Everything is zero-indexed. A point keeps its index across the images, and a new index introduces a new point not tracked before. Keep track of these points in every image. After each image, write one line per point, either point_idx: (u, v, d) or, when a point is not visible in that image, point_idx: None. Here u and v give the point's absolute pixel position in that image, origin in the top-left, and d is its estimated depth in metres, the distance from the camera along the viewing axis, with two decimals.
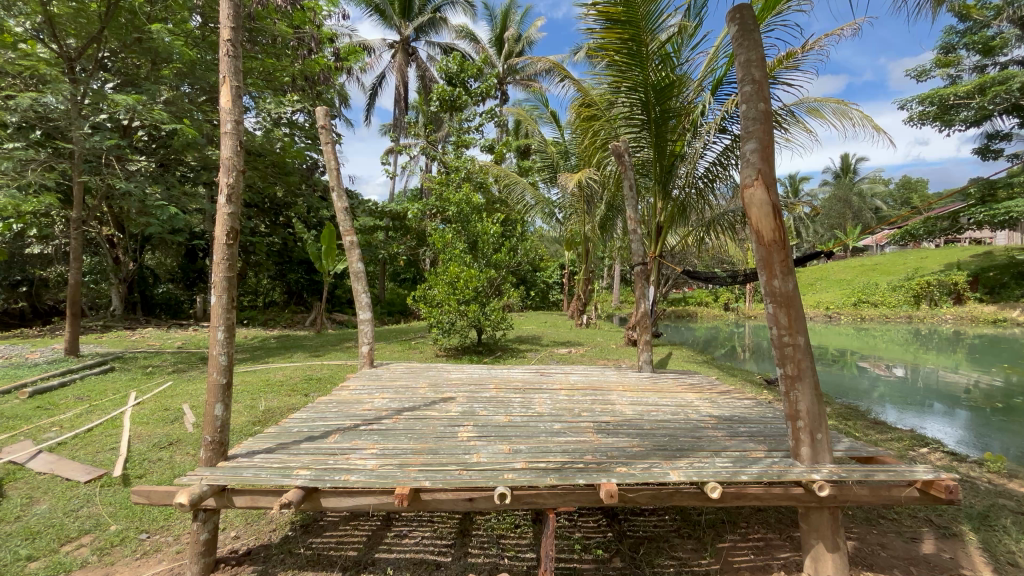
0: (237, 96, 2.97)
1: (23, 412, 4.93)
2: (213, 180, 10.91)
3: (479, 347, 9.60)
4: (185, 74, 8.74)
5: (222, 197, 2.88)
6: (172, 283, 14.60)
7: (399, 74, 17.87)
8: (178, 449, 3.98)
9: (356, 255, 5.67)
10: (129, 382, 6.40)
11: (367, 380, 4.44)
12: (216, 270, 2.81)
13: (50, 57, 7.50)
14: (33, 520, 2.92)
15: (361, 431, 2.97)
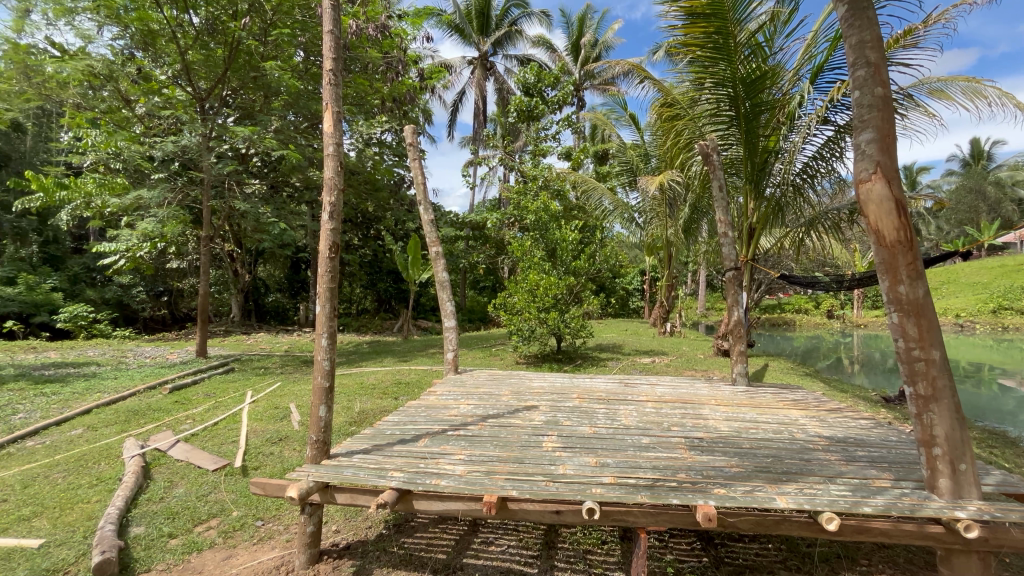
0: (337, 121, 3.22)
1: (165, 406, 5.71)
2: (314, 199, 11.97)
3: (559, 355, 9.55)
4: (291, 104, 9.71)
5: (325, 215, 3.13)
6: (281, 292, 16.20)
7: (478, 89, 18.48)
8: (287, 445, 4.37)
9: (441, 265, 5.89)
10: (247, 382, 7.17)
11: (452, 386, 4.57)
12: (320, 281, 3.05)
13: (186, 99, 8.72)
14: (173, 501, 3.35)
15: (449, 436, 3.05)
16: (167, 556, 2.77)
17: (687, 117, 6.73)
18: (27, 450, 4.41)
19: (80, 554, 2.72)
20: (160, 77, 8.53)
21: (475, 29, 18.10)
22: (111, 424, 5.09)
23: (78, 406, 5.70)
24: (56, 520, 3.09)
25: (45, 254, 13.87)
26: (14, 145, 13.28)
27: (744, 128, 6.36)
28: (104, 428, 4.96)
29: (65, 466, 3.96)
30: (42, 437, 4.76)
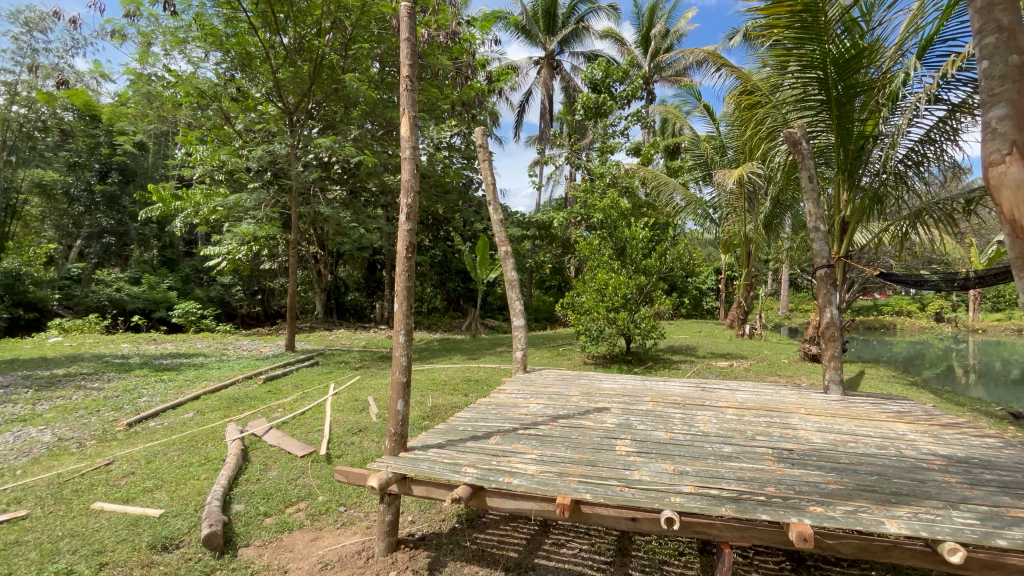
0: (414, 125, 3.33)
1: (260, 395, 6.25)
2: (389, 202, 12.57)
3: (628, 356, 9.29)
4: (368, 113, 10.26)
5: (402, 217, 3.25)
6: (359, 291, 17.19)
7: (545, 88, 18.45)
8: (366, 436, 4.62)
9: (510, 264, 5.93)
10: (330, 375, 7.66)
11: (521, 385, 4.57)
12: (398, 280, 3.17)
13: (277, 113, 9.49)
14: (267, 483, 3.64)
15: (520, 435, 3.05)
16: (263, 533, 3.01)
17: (769, 105, 6.25)
18: (150, 429, 5.01)
19: (192, 525, 3.03)
20: (255, 94, 9.34)
21: (542, 29, 18.09)
22: (215, 409, 5.65)
23: (189, 392, 6.39)
24: (172, 493, 3.47)
25: (163, 257, 15.75)
26: (139, 162, 15.19)
27: (836, 113, 5.80)
28: (210, 412, 5.51)
29: (179, 445, 4.44)
30: (162, 418, 5.39)
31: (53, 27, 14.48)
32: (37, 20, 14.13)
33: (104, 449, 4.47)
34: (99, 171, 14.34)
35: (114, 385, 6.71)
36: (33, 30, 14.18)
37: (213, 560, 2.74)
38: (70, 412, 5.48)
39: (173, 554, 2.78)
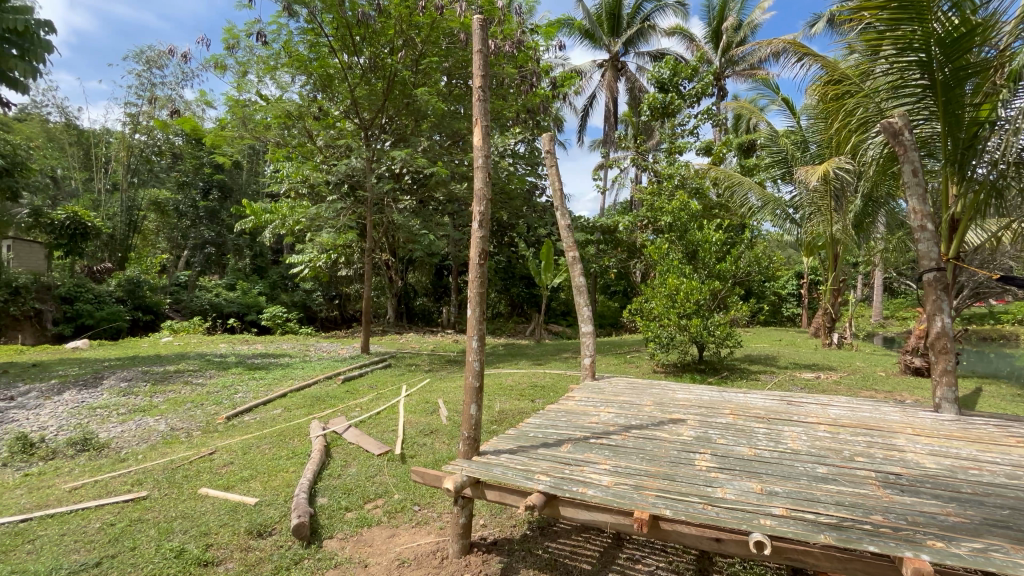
0: (486, 134, 3.40)
1: (339, 394, 6.63)
2: (456, 210, 12.92)
3: (701, 365, 8.85)
4: (437, 125, 10.65)
5: (475, 224, 3.31)
6: (427, 296, 17.79)
7: (609, 91, 18.16)
8: (438, 437, 4.75)
9: (578, 269, 5.87)
10: (402, 377, 7.97)
11: (589, 393, 4.48)
12: (471, 287, 3.24)
13: (354, 129, 10.11)
14: (348, 479, 3.83)
15: (592, 444, 2.98)
16: (345, 526, 3.17)
17: (860, 94, 5.72)
18: (245, 423, 5.47)
19: (282, 514, 3.25)
20: (334, 112, 10.00)
21: (606, 31, 17.87)
22: (301, 406, 6.07)
23: (277, 390, 6.91)
24: (265, 483, 3.76)
25: (254, 265, 17.24)
26: (235, 179, 16.79)
27: (942, 98, 5.19)
28: (296, 409, 5.92)
29: (270, 439, 4.81)
30: (255, 413, 5.87)
31: (168, 63, 16.43)
32: (155, 59, 16.12)
33: (207, 439, 4.94)
34: (202, 189, 16.05)
35: (215, 382, 7.40)
36: (153, 67, 16.18)
37: (301, 549, 2.92)
38: (180, 405, 6.12)
39: (267, 541, 2.99)
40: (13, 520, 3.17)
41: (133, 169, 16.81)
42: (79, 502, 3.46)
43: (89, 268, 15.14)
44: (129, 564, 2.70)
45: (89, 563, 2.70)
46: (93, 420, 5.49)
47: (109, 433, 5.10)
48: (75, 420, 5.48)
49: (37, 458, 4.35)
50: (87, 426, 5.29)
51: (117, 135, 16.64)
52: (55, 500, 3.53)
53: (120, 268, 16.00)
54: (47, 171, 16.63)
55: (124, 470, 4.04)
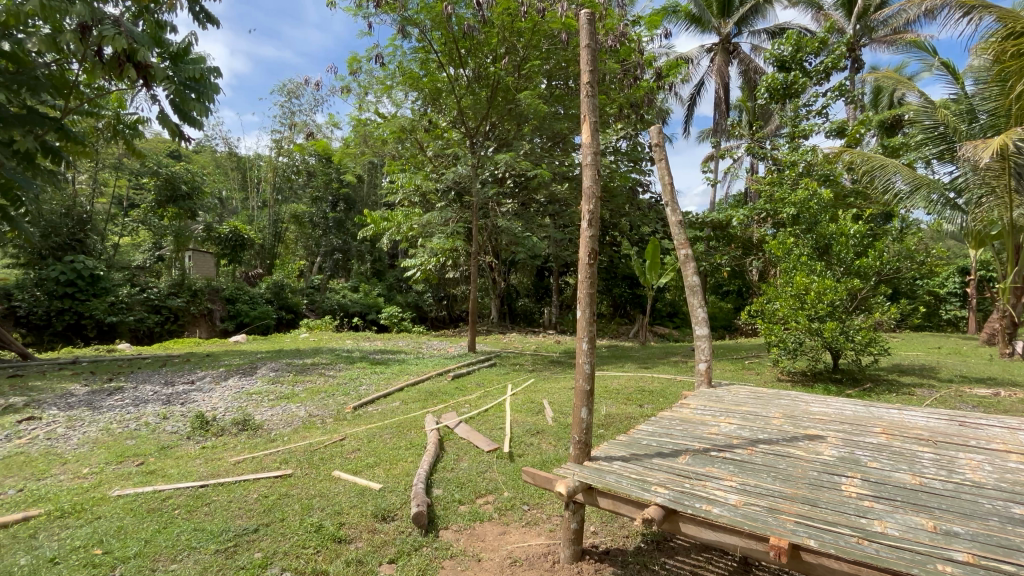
0: (595, 130, 3.30)
1: (449, 391, 6.97)
2: (557, 211, 12.92)
3: (836, 375, 7.81)
4: (538, 127, 10.74)
5: (584, 223, 3.24)
6: (529, 297, 18.08)
7: (720, 77, 16.86)
8: (544, 438, 4.76)
9: (690, 268, 5.49)
10: (507, 376, 8.15)
11: (705, 401, 4.16)
12: (581, 288, 3.18)
13: (460, 138, 10.62)
14: (460, 473, 3.99)
15: (714, 458, 2.74)
16: (459, 519, 3.30)
17: None
18: (369, 413, 5.98)
19: (403, 502, 3.47)
20: (442, 124, 10.57)
21: (716, 12, 16.66)
22: (416, 401, 6.48)
23: (395, 384, 7.46)
24: (388, 471, 4.05)
25: (374, 269, 18.95)
26: (358, 192, 18.61)
27: None
28: (412, 403, 6.34)
29: (391, 430, 5.19)
30: (377, 404, 6.40)
31: (304, 92, 18.68)
32: (294, 90, 18.44)
33: (339, 426, 5.49)
34: (332, 202, 17.98)
35: (343, 374, 8.23)
36: (292, 97, 18.53)
37: (420, 537, 3.08)
38: (316, 394, 6.89)
39: (390, 525, 3.22)
40: (194, 485, 3.78)
41: (278, 188, 19.42)
42: (241, 475, 4.03)
43: (246, 274, 17.80)
44: (279, 533, 3.07)
45: (250, 528, 3.11)
46: (251, 404, 6.41)
47: (263, 416, 5.90)
48: (238, 403, 6.44)
49: (211, 433, 5.17)
50: (246, 409, 6.18)
51: (266, 159, 19.32)
52: (223, 470, 4.16)
53: (269, 273, 18.57)
54: (216, 193, 19.90)
55: (274, 450, 4.63)
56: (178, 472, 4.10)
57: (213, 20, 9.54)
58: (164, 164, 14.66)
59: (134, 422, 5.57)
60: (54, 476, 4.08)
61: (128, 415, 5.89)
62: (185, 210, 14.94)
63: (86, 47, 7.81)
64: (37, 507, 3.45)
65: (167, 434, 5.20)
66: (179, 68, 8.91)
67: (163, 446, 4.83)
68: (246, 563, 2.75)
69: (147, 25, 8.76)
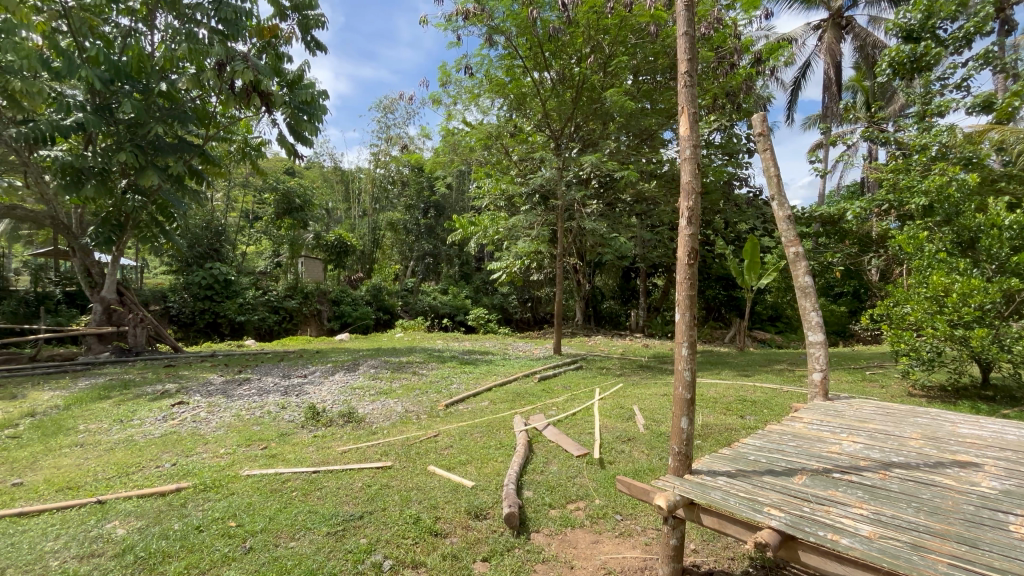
0: (694, 122, 3.11)
1: (536, 393, 6.99)
2: (644, 210, 12.46)
3: (987, 392, 6.63)
4: (625, 126, 10.46)
5: (683, 221, 3.07)
6: (615, 299, 17.66)
7: (830, 55, 15.20)
8: (636, 446, 4.59)
9: (802, 268, 4.97)
10: (594, 380, 7.99)
11: (821, 415, 3.72)
12: (680, 289, 3.01)
13: (545, 141, 10.66)
14: (550, 477, 3.96)
15: (837, 481, 2.44)
16: (550, 523, 3.28)
17: None
18: (460, 411, 6.18)
19: (494, 501, 3.53)
20: (527, 128, 10.67)
21: None
22: (504, 401, 6.59)
23: (483, 384, 7.64)
24: (479, 469, 4.14)
25: (462, 272, 19.71)
26: (447, 199, 19.54)
27: None
28: (500, 403, 6.45)
29: (481, 429, 5.31)
30: (467, 403, 6.59)
31: (398, 107, 19.91)
32: (389, 105, 19.74)
33: (432, 423, 5.73)
34: (423, 209, 19.04)
35: (435, 373, 8.60)
36: (388, 113, 19.85)
37: (513, 537, 3.10)
38: (411, 391, 7.28)
39: (483, 523, 3.28)
40: (308, 470, 4.16)
41: (376, 197, 20.89)
42: (346, 463, 4.35)
43: (349, 278, 19.35)
44: (382, 522, 3.25)
45: (355, 515, 3.34)
46: (354, 398, 6.92)
47: (364, 409, 6.34)
48: (344, 396, 7.00)
49: (321, 424, 5.66)
50: (351, 402, 6.70)
51: (365, 172, 20.88)
52: (332, 459, 4.53)
53: (368, 277, 20.03)
54: (324, 205, 21.92)
55: (375, 442, 4.95)
56: (295, 458, 4.53)
57: (321, 46, 10.53)
58: (282, 181, 16.48)
59: (259, 410, 6.27)
60: (199, 454, 4.71)
61: (254, 403, 6.65)
62: (298, 220, 16.67)
63: (222, 82, 9.00)
64: (186, 480, 4.00)
65: (285, 422, 5.79)
66: (294, 94, 9.93)
67: (281, 433, 5.37)
68: (353, 547, 2.95)
69: (269, 57, 9.88)
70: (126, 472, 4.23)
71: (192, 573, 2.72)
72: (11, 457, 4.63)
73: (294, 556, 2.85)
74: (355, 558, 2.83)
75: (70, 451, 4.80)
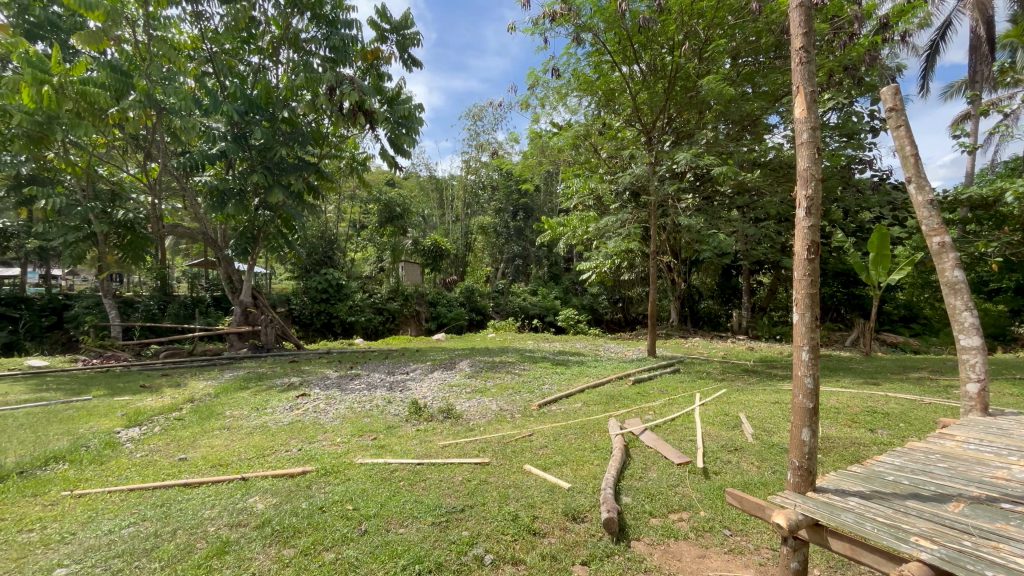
0: (813, 102, 2.81)
1: (632, 395, 6.78)
2: (748, 202, 11.53)
3: None
4: (723, 113, 9.78)
5: (801, 211, 2.79)
6: (714, 299, 16.65)
7: (979, 10, 12.92)
8: (744, 457, 4.26)
9: (951, 260, 4.24)
10: (694, 384, 7.54)
11: (979, 433, 3.17)
12: (798, 288, 2.73)
13: (635, 135, 10.33)
14: (650, 483, 3.81)
15: (1004, 512, 2.06)
16: (651, 532, 3.15)
17: None
18: (553, 412, 6.20)
19: (592, 504, 3.48)
20: (617, 124, 10.41)
21: None
22: (598, 403, 6.47)
23: (576, 385, 7.59)
24: (575, 471, 4.11)
25: (551, 273, 19.97)
26: (536, 201, 19.79)
27: None
28: (594, 405, 6.35)
29: (575, 430, 5.28)
30: (560, 404, 6.58)
31: (487, 114, 20.48)
32: (478, 113, 20.40)
33: (527, 422, 5.81)
34: (512, 212, 19.40)
35: (528, 372, 8.73)
36: (477, 120, 20.53)
37: (612, 543, 3.03)
38: (505, 390, 7.45)
39: (580, 526, 3.25)
40: (412, 462, 4.41)
41: (468, 203, 21.71)
42: (447, 457, 4.57)
43: (444, 280, 20.30)
44: (482, 516, 3.35)
45: (458, 507, 3.48)
46: (452, 395, 7.24)
47: (462, 406, 6.61)
48: (442, 393, 7.36)
49: (423, 418, 5.99)
50: (449, 399, 7.03)
51: (458, 179, 21.80)
52: (434, 452, 4.78)
53: (461, 280, 20.87)
54: (421, 212, 23.23)
55: (474, 438, 5.13)
56: (401, 449, 4.85)
57: (417, 63, 11.18)
58: (384, 192, 17.82)
59: (369, 404, 6.81)
60: (319, 441, 5.22)
61: (365, 397, 7.23)
62: (399, 228, 17.89)
63: (333, 104, 9.98)
64: (310, 464, 4.45)
65: (392, 415, 6.23)
66: (394, 109, 10.66)
67: (388, 425, 5.78)
68: (456, 538, 3.08)
69: (372, 78, 10.71)
70: (263, 454, 4.83)
71: (318, 549, 3.01)
72: (177, 436, 5.50)
73: (403, 542, 3.04)
74: (458, 549, 2.96)
75: (220, 433, 5.61)
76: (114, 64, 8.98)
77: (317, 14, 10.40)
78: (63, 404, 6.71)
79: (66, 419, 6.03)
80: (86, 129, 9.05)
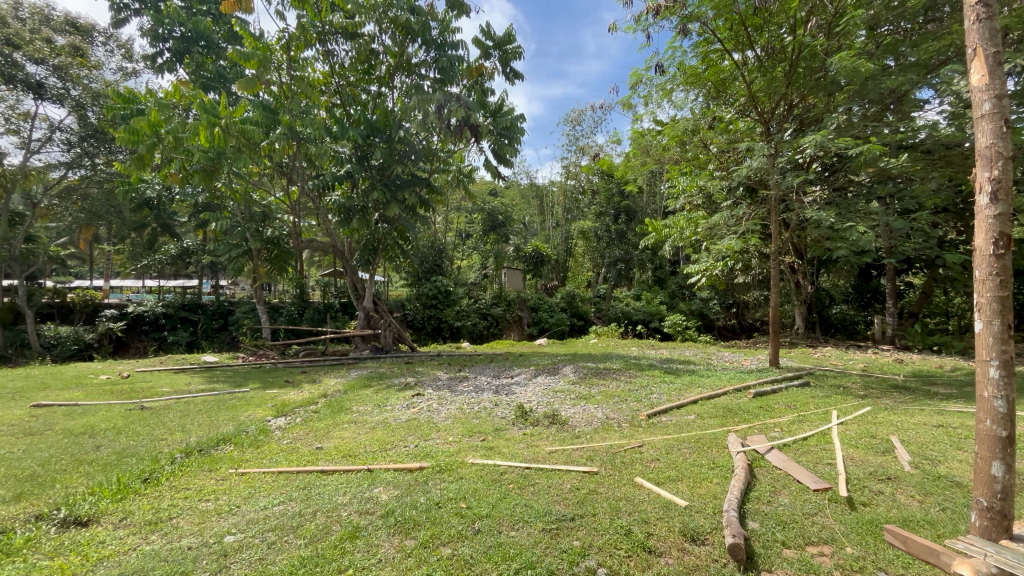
0: (997, 64, 2.34)
1: (753, 409, 6.18)
2: (893, 192, 10.00)
3: None
4: (858, 92, 8.60)
5: (984, 197, 2.36)
6: (847, 303, 14.78)
7: None
8: (901, 488, 3.64)
9: None
10: (829, 399, 6.67)
11: None
12: (981, 290, 2.34)
13: (751, 126, 9.51)
14: (781, 509, 3.42)
15: None
16: (786, 565, 2.82)
17: None
18: (664, 423, 5.88)
19: (713, 526, 3.22)
20: (729, 115, 9.69)
21: None
22: (714, 416, 6.00)
23: (688, 396, 7.14)
24: (692, 489, 3.84)
25: (655, 277, 19.39)
26: (638, 203, 19.16)
27: None
28: (709, 418, 5.91)
29: (690, 444, 4.96)
30: (671, 415, 6.23)
31: (586, 118, 20.34)
32: (577, 117, 20.35)
33: (635, 432, 5.59)
34: (614, 215, 18.92)
35: (634, 380, 8.40)
36: (576, 124, 20.48)
37: (739, 572, 2.76)
38: (610, 398, 7.25)
39: (701, 548, 3.02)
40: (520, 466, 4.46)
41: (568, 208, 21.71)
42: (554, 464, 4.55)
43: (545, 285, 20.46)
44: (594, 527, 3.28)
45: (568, 515, 3.44)
46: (556, 400, 7.23)
47: (567, 412, 6.56)
48: (547, 398, 7.38)
49: (528, 423, 6.05)
50: (554, 404, 7.03)
51: (558, 185, 21.89)
52: (542, 457, 4.79)
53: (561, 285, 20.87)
54: (522, 219, 23.70)
55: (580, 446, 5.05)
56: (510, 453, 4.93)
57: (518, 74, 11.48)
58: (486, 202, 18.59)
59: (477, 405, 7.06)
60: (433, 439, 5.53)
61: (472, 399, 7.51)
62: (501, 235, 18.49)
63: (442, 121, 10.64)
64: (426, 460, 4.73)
65: (499, 418, 6.39)
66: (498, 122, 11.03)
67: (496, 428, 5.92)
68: (567, 547, 3.04)
69: (477, 93, 11.22)
70: (385, 447, 5.24)
71: (436, 542, 3.17)
72: (314, 427, 6.19)
73: (515, 545, 3.08)
74: (570, 559, 2.91)
75: (349, 426, 6.19)
76: (265, 104, 10.51)
77: (427, 39, 11.19)
78: (229, 394, 7.93)
79: (231, 407, 7.12)
80: (244, 161, 10.46)
